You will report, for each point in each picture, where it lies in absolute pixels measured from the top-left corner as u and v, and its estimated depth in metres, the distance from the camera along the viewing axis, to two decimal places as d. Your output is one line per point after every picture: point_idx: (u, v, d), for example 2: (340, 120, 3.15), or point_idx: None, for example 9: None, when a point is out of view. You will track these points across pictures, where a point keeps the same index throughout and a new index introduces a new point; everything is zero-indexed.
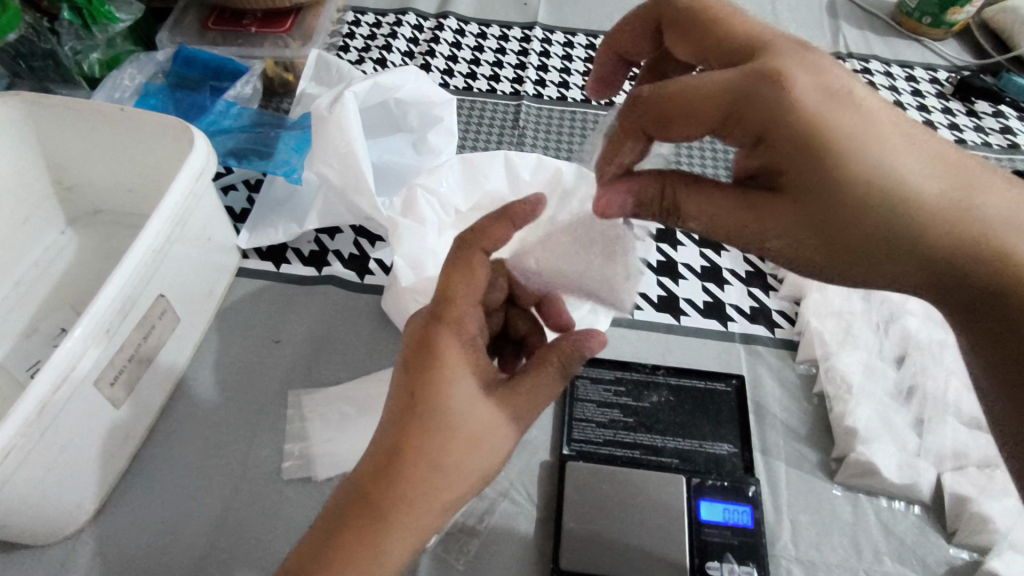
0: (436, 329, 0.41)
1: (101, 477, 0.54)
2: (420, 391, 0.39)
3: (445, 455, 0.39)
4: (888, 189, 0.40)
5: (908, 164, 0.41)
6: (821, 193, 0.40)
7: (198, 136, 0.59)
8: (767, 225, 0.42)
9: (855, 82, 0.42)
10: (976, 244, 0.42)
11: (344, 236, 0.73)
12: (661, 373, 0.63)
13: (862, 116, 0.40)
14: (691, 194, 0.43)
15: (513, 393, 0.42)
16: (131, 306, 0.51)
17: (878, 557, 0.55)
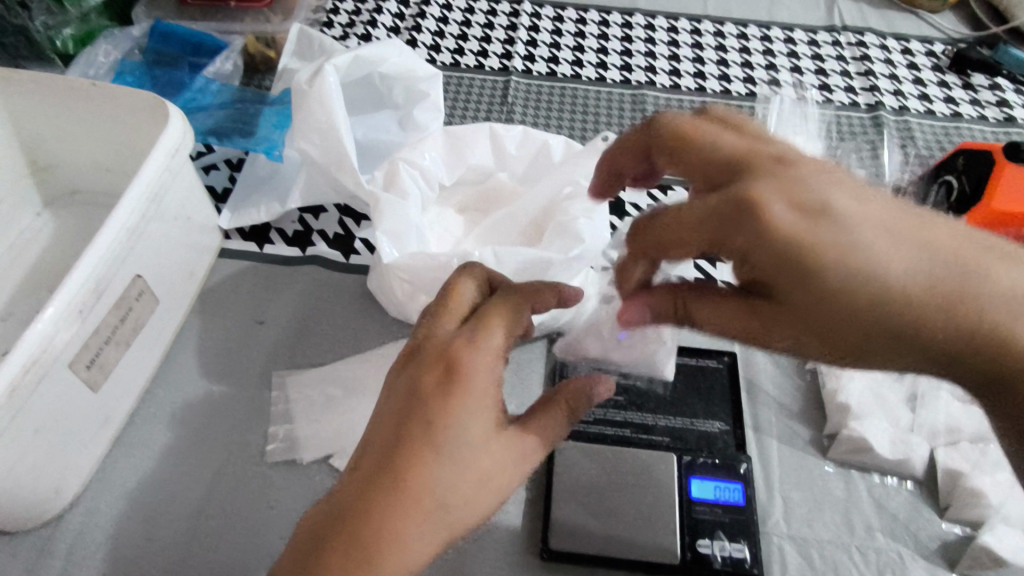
0: (467, 349, 0.38)
1: (79, 462, 0.53)
2: (438, 413, 0.36)
3: (450, 490, 0.36)
4: (892, 302, 0.37)
5: (909, 276, 0.37)
6: (817, 311, 0.38)
7: (173, 112, 0.57)
8: (774, 337, 0.40)
9: (843, 186, 0.38)
10: (1001, 337, 0.37)
11: (329, 216, 0.72)
12: (640, 379, 0.60)
13: (851, 228, 0.36)
14: (697, 307, 0.42)
15: (524, 432, 0.40)
16: (105, 287, 0.50)
17: (870, 533, 0.54)
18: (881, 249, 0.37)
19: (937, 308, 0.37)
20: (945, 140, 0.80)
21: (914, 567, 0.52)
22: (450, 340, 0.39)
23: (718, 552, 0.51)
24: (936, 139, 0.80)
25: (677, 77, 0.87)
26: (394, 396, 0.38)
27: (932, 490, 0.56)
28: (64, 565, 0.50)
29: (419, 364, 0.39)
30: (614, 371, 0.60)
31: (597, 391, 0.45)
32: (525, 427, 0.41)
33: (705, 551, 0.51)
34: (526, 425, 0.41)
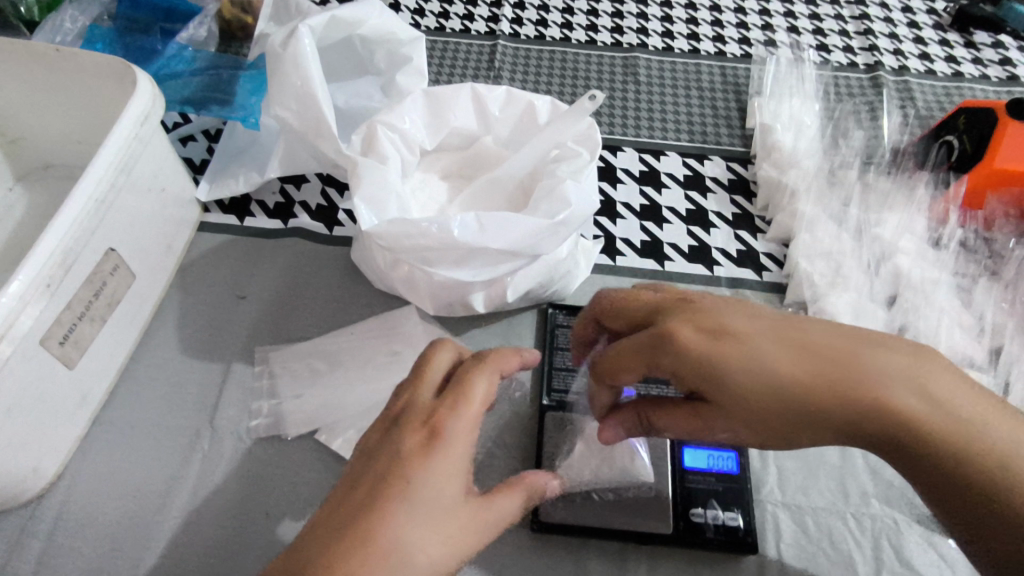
0: (447, 416, 0.39)
1: (57, 442, 0.51)
2: (414, 474, 0.36)
3: (419, 555, 0.35)
4: (805, 410, 0.37)
5: (815, 385, 0.36)
6: (740, 413, 0.38)
7: (141, 76, 0.54)
8: (719, 433, 0.41)
9: (740, 309, 0.39)
10: (923, 431, 0.36)
11: (311, 186, 0.70)
12: (629, 493, 0.51)
13: (747, 344, 0.37)
14: (658, 414, 0.44)
15: (487, 505, 0.40)
16: (74, 260, 0.48)
17: (865, 499, 0.53)
18: (782, 365, 0.37)
19: (850, 408, 0.36)
20: (945, 99, 0.78)
21: (909, 532, 0.52)
22: (431, 407, 0.39)
23: (711, 521, 0.50)
24: (936, 99, 0.77)
25: (670, 40, 0.84)
26: (368, 457, 0.38)
27: None
28: (44, 546, 0.49)
29: (397, 429, 0.39)
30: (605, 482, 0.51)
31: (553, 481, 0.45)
32: (489, 499, 0.40)
33: (698, 519, 0.50)
34: (489, 499, 0.40)
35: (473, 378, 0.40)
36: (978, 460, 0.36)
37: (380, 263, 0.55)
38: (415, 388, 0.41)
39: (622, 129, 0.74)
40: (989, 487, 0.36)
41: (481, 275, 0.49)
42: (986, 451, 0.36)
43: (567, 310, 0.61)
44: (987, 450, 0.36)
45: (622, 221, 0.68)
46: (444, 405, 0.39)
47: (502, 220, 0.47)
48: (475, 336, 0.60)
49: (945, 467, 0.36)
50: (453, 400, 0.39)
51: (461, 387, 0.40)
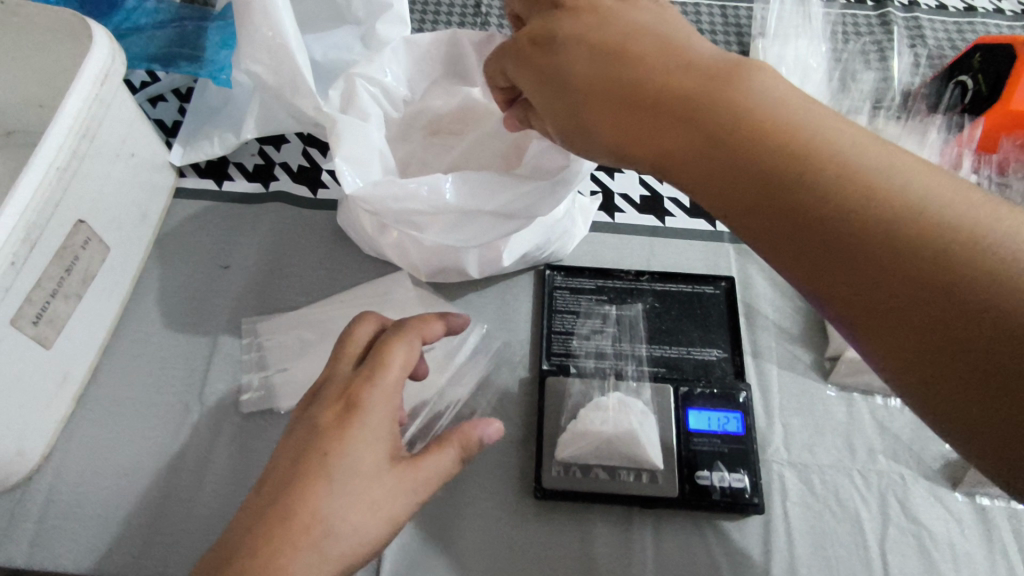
0: (364, 385, 0.39)
1: (41, 424, 0.49)
2: (331, 447, 0.37)
3: (339, 523, 0.35)
4: (644, 127, 0.36)
5: (635, 113, 0.37)
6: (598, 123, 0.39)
7: (97, 32, 0.50)
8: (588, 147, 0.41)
9: (597, 20, 0.40)
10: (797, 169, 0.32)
11: (291, 146, 0.66)
12: (622, 472, 0.49)
13: (576, 56, 0.39)
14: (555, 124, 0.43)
15: (415, 466, 0.39)
16: (39, 235, 0.45)
17: (872, 455, 0.53)
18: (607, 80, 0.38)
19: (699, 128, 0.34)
20: (957, 36, 0.74)
21: (916, 487, 0.51)
22: (348, 378, 0.40)
23: (717, 483, 0.49)
24: (947, 37, 0.73)
25: None
26: (289, 436, 0.38)
27: None
28: (36, 529, 0.48)
29: (318, 402, 0.39)
30: (595, 464, 0.49)
31: (492, 429, 0.44)
32: (418, 460, 0.40)
33: (704, 482, 0.49)
34: (420, 457, 0.40)
35: (387, 346, 0.41)
36: (863, 194, 0.30)
37: (366, 227, 0.52)
38: (336, 360, 0.42)
39: None
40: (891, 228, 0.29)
41: (472, 241, 0.46)
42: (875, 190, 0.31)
43: (566, 270, 0.59)
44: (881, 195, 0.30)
45: (620, 175, 0.65)
46: (361, 375, 0.40)
47: (491, 181, 0.45)
48: (471, 300, 0.58)
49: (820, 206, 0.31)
50: (371, 368, 0.40)
51: (376, 356, 0.40)
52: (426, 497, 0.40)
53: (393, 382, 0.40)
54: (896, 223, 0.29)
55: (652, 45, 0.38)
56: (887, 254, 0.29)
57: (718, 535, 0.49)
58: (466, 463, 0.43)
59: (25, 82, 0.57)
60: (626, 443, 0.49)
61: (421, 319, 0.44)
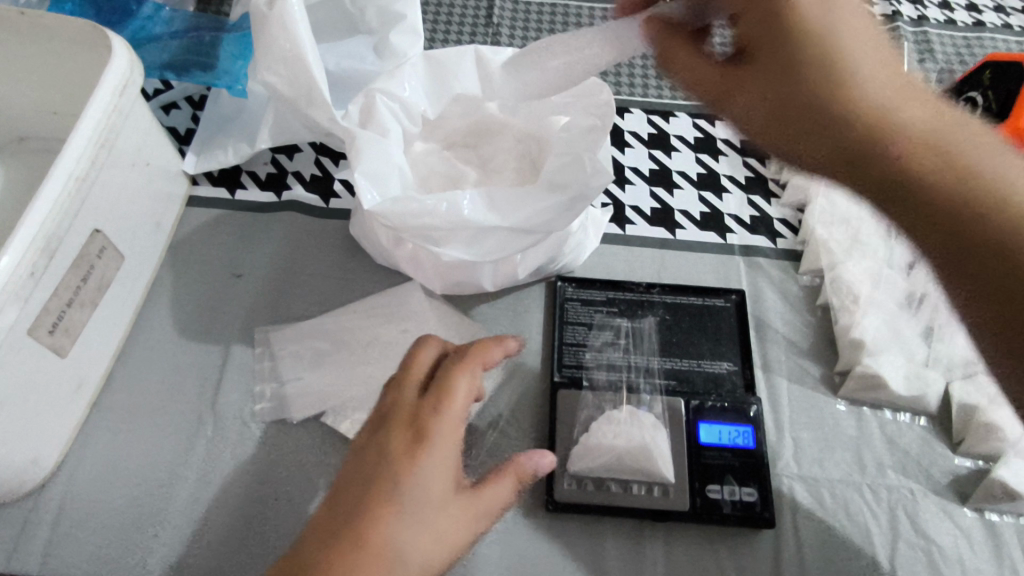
0: (430, 415, 0.39)
1: (55, 432, 0.49)
2: (400, 477, 0.37)
3: (410, 551, 0.36)
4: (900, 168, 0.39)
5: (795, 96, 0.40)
6: (781, 86, 0.41)
7: (117, 42, 0.51)
8: (736, 102, 0.44)
9: (818, 34, 0.38)
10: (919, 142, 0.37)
11: (304, 155, 0.66)
12: (633, 486, 0.50)
13: (762, 87, 0.42)
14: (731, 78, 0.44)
15: (476, 495, 0.40)
16: (59, 245, 0.45)
17: (882, 470, 0.53)
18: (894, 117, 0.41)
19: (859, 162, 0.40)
20: (966, 52, 0.74)
21: (925, 502, 0.51)
22: (414, 405, 0.40)
23: (727, 497, 0.50)
24: (956, 52, 0.74)
25: None
26: (354, 461, 0.39)
27: (945, 426, 0.54)
28: (49, 537, 0.48)
29: (385, 428, 0.39)
30: (606, 476, 0.50)
31: (545, 461, 0.44)
32: (478, 488, 0.40)
33: (714, 496, 0.50)
34: (481, 487, 0.41)
35: (452, 374, 0.41)
36: (1009, 224, 0.35)
37: (382, 240, 0.52)
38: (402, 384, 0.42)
39: (629, 88, 0.71)
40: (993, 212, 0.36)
41: (490, 255, 0.47)
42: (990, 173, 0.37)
43: (576, 282, 0.59)
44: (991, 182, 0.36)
45: (631, 187, 0.65)
46: (427, 403, 0.40)
47: (513, 196, 0.46)
48: (482, 312, 0.59)
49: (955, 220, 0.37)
50: (436, 398, 0.40)
51: (442, 384, 0.41)
52: (486, 525, 0.41)
53: (461, 411, 0.40)
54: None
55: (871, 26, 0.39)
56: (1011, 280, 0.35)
57: (728, 548, 0.49)
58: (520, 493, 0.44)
59: (41, 90, 0.57)
60: (637, 456, 0.49)
61: (481, 346, 0.44)
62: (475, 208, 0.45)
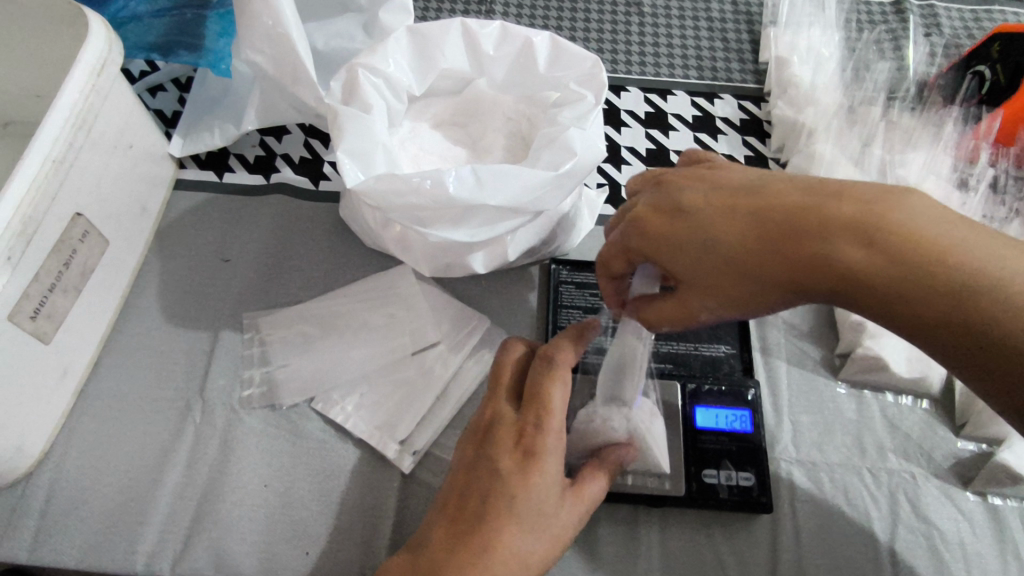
0: (536, 431, 0.40)
1: (40, 420, 0.49)
2: (517, 492, 0.38)
3: (534, 557, 0.37)
4: (815, 267, 0.36)
5: (729, 282, 0.38)
6: (718, 288, 0.39)
7: (94, 20, 0.49)
8: (700, 315, 0.40)
9: (695, 236, 0.39)
10: (825, 282, 0.36)
11: (293, 138, 0.65)
12: (630, 476, 0.48)
13: (709, 286, 0.39)
14: (681, 292, 0.40)
15: (581, 494, 0.41)
16: (36, 229, 0.44)
17: (883, 454, 0.52)
18: (754, 247, 0.37)
19: (783, 259, 0.36)
20: (973, 25, 0.72)
21: (926, 486, 0.50)
22: (518, 422, 0.41)
23: (724, 482, 0.49)
24: (963, 26, 0.72)
25: None
26: (466, 479, 0.39)
27: (948, 408, 0.53)
28: (37, 526, 0.48)
29: (491, 443, 0.40)
30: None
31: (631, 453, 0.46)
32: (581, 488, 0.41)
33: (711, 481, 0.49)
34: (583, 487, 0.42)
35: (547, 387, 0.41)
36: (939, 294, 0.34)
37: (369, 221, 0.51)
38: (497, 398, 0.43)
39: (625, 66, 0.69)
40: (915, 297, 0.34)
41: (479, 235, 0.46)
42: (891, 266, 0.34)
43: (572, 265, 0.58)
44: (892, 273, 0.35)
45: (627, 167, 0.63)
46: (530, 420, 0.40)
47: (500, 172, 0.44)
48: (475, 296, 0.58)
49: (932, 298, 0.34)
50: (537, 413, 0.40)
51: (540, 400, 0.41)
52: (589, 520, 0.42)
53: (562, 421, 0.41)
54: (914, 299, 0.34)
55: (675, 214, 0.40)
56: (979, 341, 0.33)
57: (724, 534, 0.49)
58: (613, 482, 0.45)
59: (20, 71, 0.56)
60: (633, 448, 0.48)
61: (567, 348, 0.44)
62: (461, 185, 0.44)
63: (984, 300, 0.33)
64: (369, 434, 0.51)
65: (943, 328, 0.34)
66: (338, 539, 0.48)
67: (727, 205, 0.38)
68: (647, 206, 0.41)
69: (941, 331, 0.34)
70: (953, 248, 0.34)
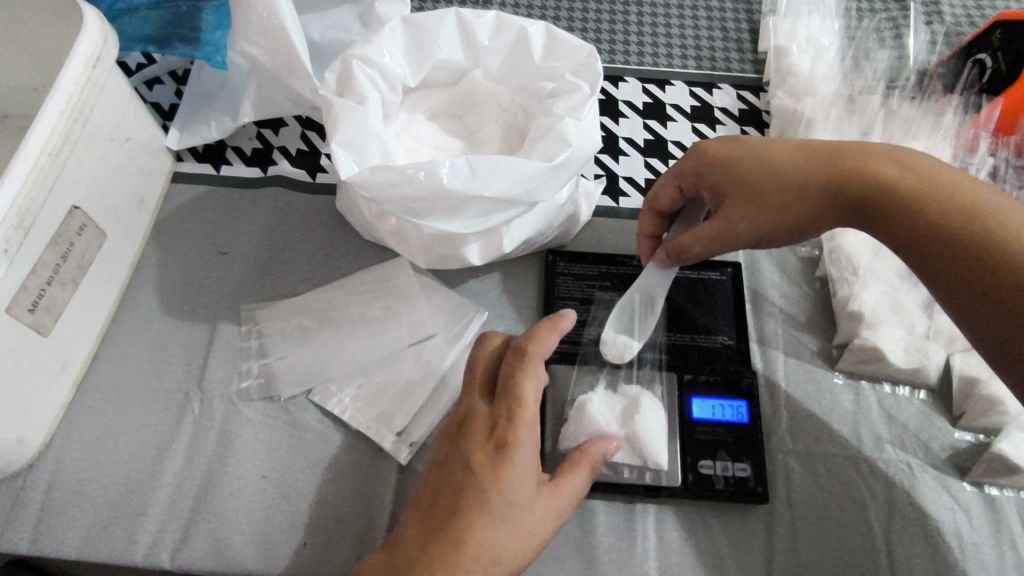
0: (508, 425, 0.40)
1: (40, 412, 0.49)
2: (489, 486, 0.38)
3: (510, 550, 0.38)
4: (847, 175, 0.43)
5: (771, 188, 0.45)
6: (760, 196, 0.45)
7: (89, 12, 0.49)
8: (737, 226, 0.46)
9: (749, 155, 0.46)
10: (854, 190, 0.43)
11: (290, 130, 0.65)
12: (625, 469, 0.49)
13: (752, 193, 0.45)
14: (724, 207, 0.47)
15: (558, 489, 0.41)
16: (33, 221, 0.45)
17: (879, 444, 0.52)
18: (798, 162, 0.45)
19: (822, 170, 0.44)
20: (976, 14, 0.71)
21: (923, 476, 0.50)
22: (492, 415, 0.41)
23: (720, 472, 0.49)
24: (966, 14, 0.71)
25: None
26: (440, 474, 0.40)
27: (945, 398, 0.53)
28: (39, 516, 0.48)
29: (464, 439, 0.40)
30: None
31: (611, 446, 0.45)
32: (558, 484, 0.42)
33: (707, 471, 0.49)
34: (559, 482, 0.42)
35: (521, 381, 0.41)
36: (950, 205, 0.40)
37: (365, 214, 0.51)
38: (472, 393, 0.43)
39: (623, 56, 0.69)
40: (930, 207, 0.40)
41: (473, 225, 0.46)
42: (909, 181, 0.41)
43: (569, 256, 0.58)
44: (910, 186, 0.41)
45: (625, 158, 0.63)
46: (502, 414, 0.40)
47: (494, 163, 0.44)
48: (472, 287, 0.58)
49: (945, 208, 0.40)
50: (509, 407, 0.40)
51: (513, 393, 0.41)
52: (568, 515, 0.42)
53: (536, 414, 0.41)
54: (928, 210, 0.40)
55: (732, 144, 0.48)
56: (983, 246, 0.38)
57: (720, 523, 0.49)
58: (593, 477, 0.44)
59: (17, 64, 0.56)
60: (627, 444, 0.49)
61: (541, 340, 0.44)
62: (452, 177, 0.43)
63: (990, 213, 0.39)
64: (366, 425, 0.51)
65: (950, 237, 0.39)
66: (337, 530, 0.48)
67: (777, 139, 0.47)
68: (708, 141, 0.49)
69: (950, 239, 0.39)
70: (964, 179, 0.41)
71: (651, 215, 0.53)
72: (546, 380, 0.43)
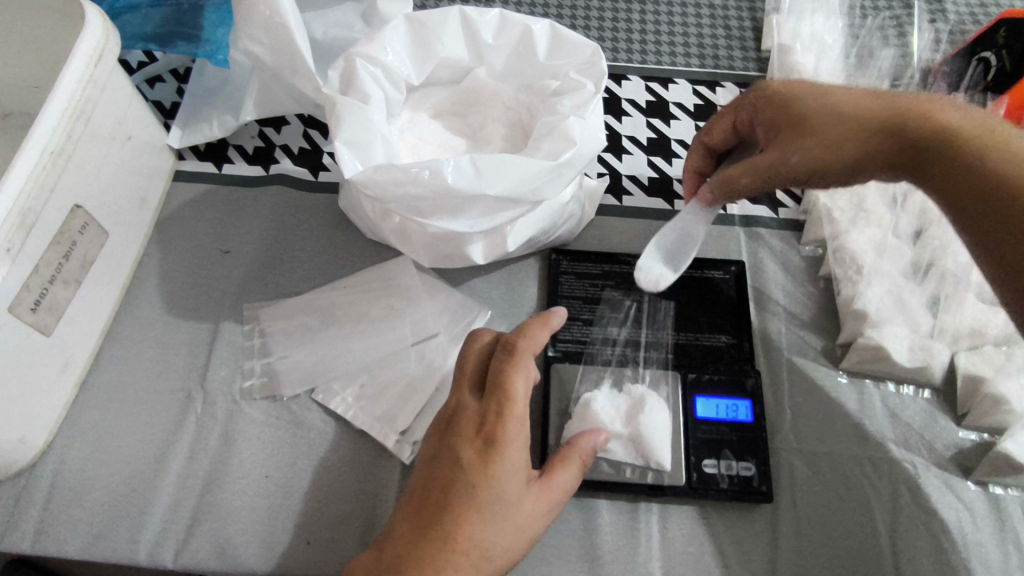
0: (497, 420, 0.40)
1: (42, 412, 0.49)
2: (478, 482, 0.38)
3: (499, 546, 0.38)
4: (913, 113, 0.39)
5: (830, 119, 0.41)
6: (817, 126, 0.42)
7: (90, 10, 0.49)
8: (787, 157, 0.42)
9: (813, 89, 0.43)
10: (919, 129, 0.38)
11: (292, 128, 0.65)
12: (628, 469, 0.49)
13: (808, 124, 0.42)
14: (777, 141, 0.44)
15: (547, 486, 0.41)
16: (35, 220, 0.44)
17: (884, 443, 0.52)
18: (864, 98, 0.41)
19: (888, 107, 0.40)
20: (980, 12, 0.71)
21: (927, 476, 0.50)
22: (480, 411, 0.41)
23: (724, 471, 0.49)
24: (969, 12, 0.71)
25: None
26: (429, 471, 0.40)
27: (949, 397, 0.53)
28: (41, 517, 0.48)
29: (453, 434, 0.40)
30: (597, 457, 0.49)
31: (600, 440, 0.45)
32: (548, 480, 0.41)
33: (711, 471, 0.49)
34: (549, 478, 0.42)
35: (508, 377, 0.41)
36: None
37: (369, 213, 0.51)
38: (461, 389, 0.43)
39: (626, 54, 0.69)
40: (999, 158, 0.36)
41: (478, 225, 0.46)
42: (979, 130, 0.37)
43: (572, 255, 0.58)
44: (979, 134, 0.37)
45: (628, 156, 0.63)
46: (491, 409, 0.40)
47: (498, 162, 0.44)
48: (475, 286, 0.58)
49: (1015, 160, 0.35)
50: (498, 402, 0.40)
51: (501, 389, 0.40)
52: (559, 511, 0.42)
53: (525, 409, 0.41)
54: (994, 161, 0.36)
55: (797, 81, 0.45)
56: None
57: (724, 522, 0.49)
58: (583, 473, 0.44)
59: (19, 63, 0.56)
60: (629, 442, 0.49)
61: (529, 336, 0.44)
62: (456, 177, 0.43)
63: None
64: (369, 425, 0.51)
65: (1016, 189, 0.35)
66: (341, 529, 0.48)
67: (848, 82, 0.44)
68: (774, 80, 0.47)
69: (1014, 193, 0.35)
70: None
71: (699, 151, 0.52)
72: (536, 376, 0.43)
